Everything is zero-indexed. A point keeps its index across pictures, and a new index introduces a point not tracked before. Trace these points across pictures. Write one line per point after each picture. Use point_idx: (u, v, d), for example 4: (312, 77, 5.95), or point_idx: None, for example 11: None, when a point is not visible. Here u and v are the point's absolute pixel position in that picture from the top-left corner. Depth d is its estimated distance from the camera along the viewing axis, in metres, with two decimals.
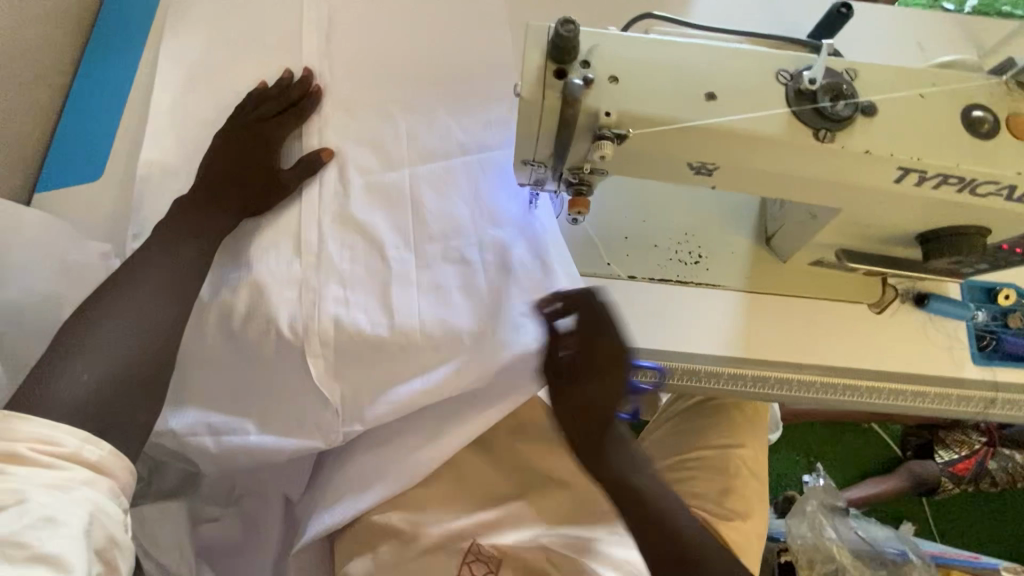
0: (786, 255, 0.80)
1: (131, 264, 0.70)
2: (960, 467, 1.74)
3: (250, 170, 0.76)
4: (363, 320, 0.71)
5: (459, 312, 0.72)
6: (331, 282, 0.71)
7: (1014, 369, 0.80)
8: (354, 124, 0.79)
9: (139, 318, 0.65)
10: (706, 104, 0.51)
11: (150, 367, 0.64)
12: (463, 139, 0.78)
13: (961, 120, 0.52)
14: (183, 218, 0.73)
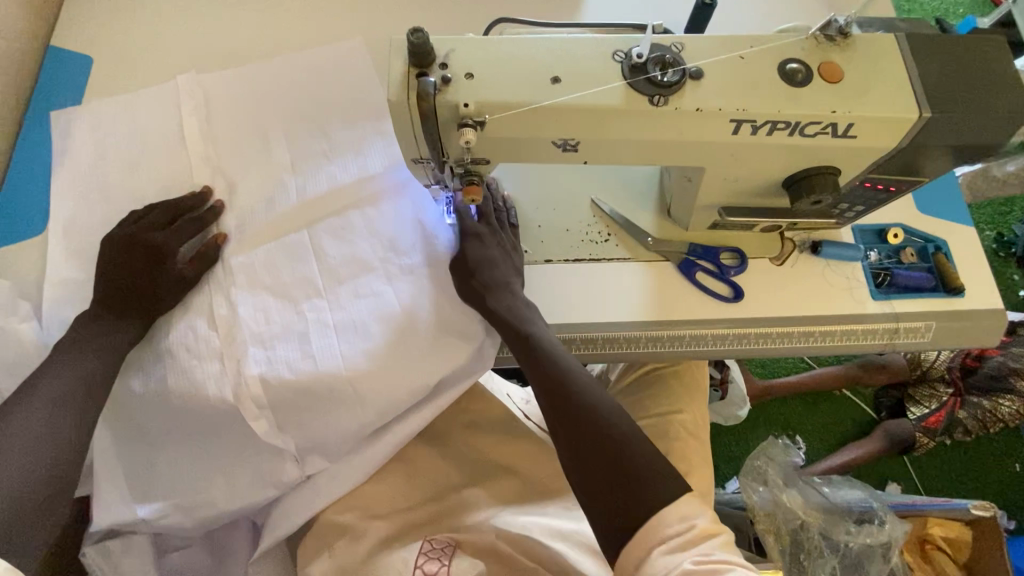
0: (685, 224, 0.85)
1: (37, 381, 0.70)
2: (932, 420, 1.75)
3: (150, 276, 0.76)
4: (290, 369, 0.75)
5: (379, 341, 0.77)
6: (252, 345, 0.75)
7: (910, 299, 0.86)
8: (254, 179, 0.86)
9: (43, 435, 0.65)
10: (552, 86, 0.58)
11: (52, 483, 0.64)
12: (351, 182, 0.85)
13: (780, 74, 0.60)
14: (91, 333, 0.74)
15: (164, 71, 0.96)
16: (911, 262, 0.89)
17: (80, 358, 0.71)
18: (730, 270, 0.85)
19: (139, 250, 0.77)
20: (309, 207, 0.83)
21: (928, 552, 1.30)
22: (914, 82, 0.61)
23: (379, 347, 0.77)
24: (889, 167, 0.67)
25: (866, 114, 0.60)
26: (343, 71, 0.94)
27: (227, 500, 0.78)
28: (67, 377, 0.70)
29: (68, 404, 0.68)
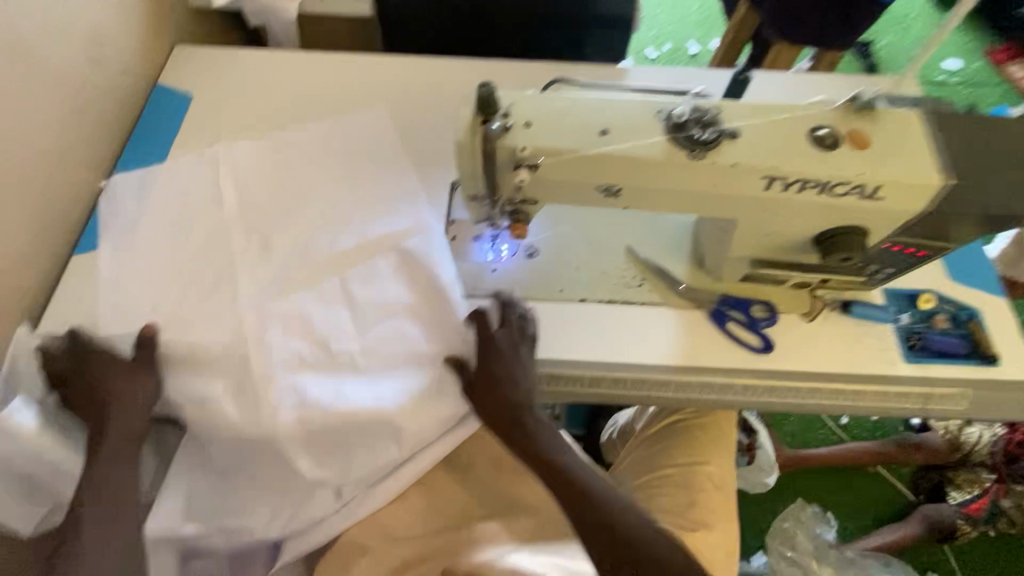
0: (717, 275, 0.88)
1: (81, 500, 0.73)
2: (974, 507, 1.64)
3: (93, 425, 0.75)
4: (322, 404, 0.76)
5: (405, 384, 0.79)
6: (285, 391, 0.76)
7: (944, 365, 0.86)
8: (287, 233, 0.88)
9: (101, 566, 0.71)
10: (600, 138, 0.65)
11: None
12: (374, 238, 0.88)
13: (810, 138, 0.66)
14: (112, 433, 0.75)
15: (251, 110, 1.08)
16: (943, 327, 0.89)
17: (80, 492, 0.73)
18: (760, 322, 0.88)
19: (105, 378, 0.75)
20: (339, 257, 0.86)
21: None
22: (937, 153, 0.66)
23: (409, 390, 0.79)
24: (915, 231, 0.71)
25: (892, 178, 0.65)
26: (410, 126, 1.06)
27: (267, 515, 0.80)
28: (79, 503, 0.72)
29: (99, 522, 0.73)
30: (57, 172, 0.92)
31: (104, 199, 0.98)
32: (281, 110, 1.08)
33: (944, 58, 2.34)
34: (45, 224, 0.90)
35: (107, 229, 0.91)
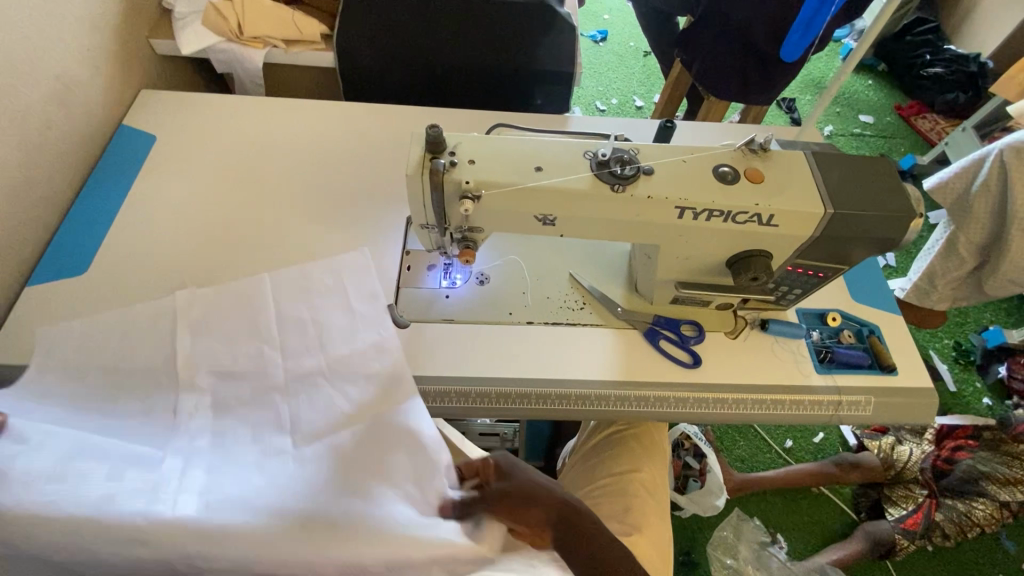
0: (650, 298, 0.98)
1: None
2: (911, 522, 1.72)
3: None
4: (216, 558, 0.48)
5: (300, 497, 0.51)
6: (134, 472, 0.50)
7: (850, 375, 0.97)
8: (223, 329, 0.71)
9: None
10: (535, 173, 0.74)
11: None
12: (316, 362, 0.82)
13: (714, 174, 0.77)
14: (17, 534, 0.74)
15: (215, 150, 1.14)
16: (849, 342, 1.01)
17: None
18: (689, 339, 0.96)
19: None
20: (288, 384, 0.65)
21: None
22: (820, 187, 0.78)
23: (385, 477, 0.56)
24: (810, 253, 0.82)
25: (783, 208, 0.76)
26: (370, 166, 1.13)
27: None
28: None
29: None
30: (17, 205, 0.94)
31: (59, 233, 1.00)
32: (246, 150, 1.14)
33: (858, 114, 2.63)
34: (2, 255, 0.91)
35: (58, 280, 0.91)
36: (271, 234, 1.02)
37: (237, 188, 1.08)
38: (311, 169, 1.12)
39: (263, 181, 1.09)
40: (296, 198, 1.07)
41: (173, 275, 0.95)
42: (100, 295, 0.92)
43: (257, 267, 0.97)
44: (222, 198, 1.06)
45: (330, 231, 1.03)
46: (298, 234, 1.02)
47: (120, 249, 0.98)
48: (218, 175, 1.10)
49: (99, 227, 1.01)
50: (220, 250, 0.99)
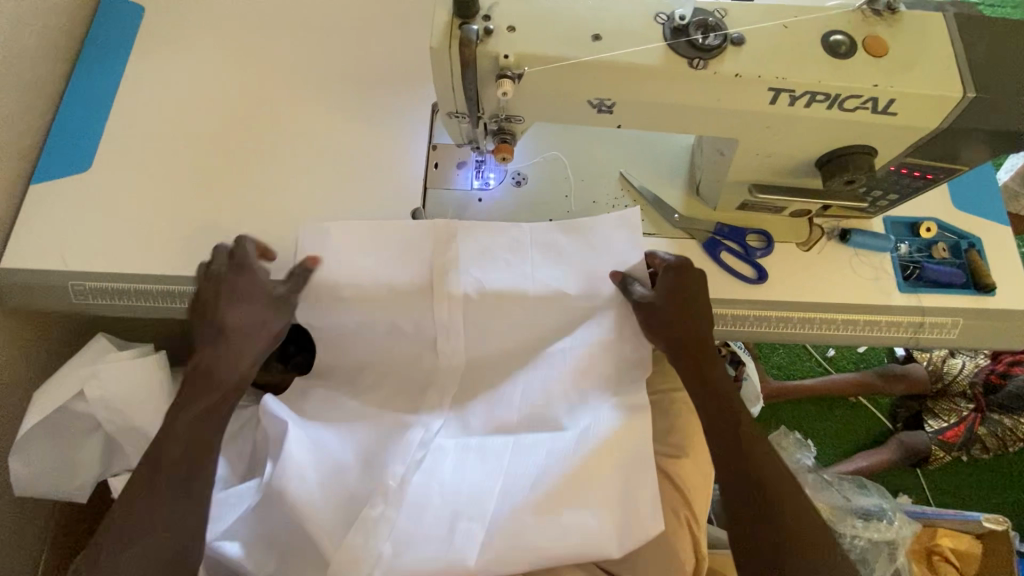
0: (713, 203, 0.85)
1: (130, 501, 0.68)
2: (951, 434, 1.57)
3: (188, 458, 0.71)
4: (411, 562, 0.72)
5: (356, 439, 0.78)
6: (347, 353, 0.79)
7: (939, 294, 0.84)
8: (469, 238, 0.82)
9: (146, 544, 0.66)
10: (592, 44, 0.59)
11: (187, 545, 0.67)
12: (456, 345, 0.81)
13: (823, 45, 0.60)
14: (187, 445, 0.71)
15: (210, 19, 0.97)
16: (941, 257, 0.87)
17: (145, 507, 0.67)
18: (756, 252, 0.85)
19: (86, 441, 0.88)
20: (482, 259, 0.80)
21: (935, 564, 1.24)
22: (960, 62, 0.61)
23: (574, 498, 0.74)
24: (926, 151, 0.66)
25: (909, 90, 0.60)
26: (386, 41, 0.96)
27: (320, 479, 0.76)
28: (157, 492, 0.68)
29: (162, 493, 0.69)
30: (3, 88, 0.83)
31: (55, 121, 0.89)
32: (245, 21, 0.97)
33: None
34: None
35: (79, 183, 0.85)
36: (283, 125, 0.89)
37: (241, 69, 0.93)
38: (320, 44, 0.96)
39: (269, 61, 0.94)
40: (308, 81, 0.93)
41: (183, 174, 0.86)
42: (111, 196, 0.84)
43: (272, 165, 0.87)
44: (226, 81, 0.92)
45: (347, 124, 0.90)
46: (314, 126, 0.89)
47: (123, 139, 0.88)
48: (217, 52, 0.95)
49: (99, 116, 0.90)
50: (230, 144, 0.88)
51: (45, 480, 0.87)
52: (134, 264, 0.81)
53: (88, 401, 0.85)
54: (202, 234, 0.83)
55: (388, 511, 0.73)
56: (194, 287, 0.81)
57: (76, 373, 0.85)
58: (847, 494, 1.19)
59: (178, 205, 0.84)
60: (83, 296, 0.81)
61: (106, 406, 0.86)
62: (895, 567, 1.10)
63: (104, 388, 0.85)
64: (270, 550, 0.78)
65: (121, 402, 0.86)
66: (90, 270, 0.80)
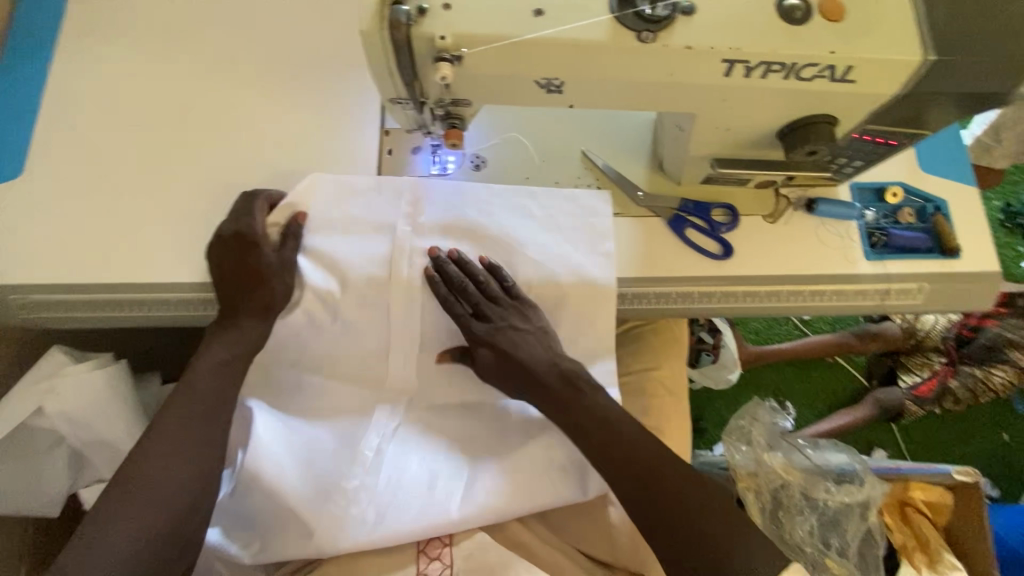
0: (677, 178, 0.82)
1: (106, 491, 0.64)
2: (923, 389, 1.59)
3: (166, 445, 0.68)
4: (394, 523, 0.72)
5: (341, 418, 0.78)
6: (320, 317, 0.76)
7: (905, 260, 0.84)
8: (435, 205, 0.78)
9: (132, 532, 0.62)
10: (534, 21, 0.55)
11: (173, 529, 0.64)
12: (422, 326, 0.77)
13: (778, 11, 0.57)
14: (173, 435, 0.68)
15: (139, 4, 0.91)
16: (908, 221, 0.86)
17: (163, 448, 0.67)
18: (721, 227, 0.83)
19: (51, 457, 0.85)
20: (456, 230, 0.78)
21: (908, 514, 1.28)
22: (920, 24, 0.58)
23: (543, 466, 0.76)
24: (888, 118, 0.64)
25: (867, 56, 0.57)
26: (330, 21, 0.91)
27: (295, 466, 0.74)
28: (171, 437, 0.68)
29: (156, 476, 0.65)
30: None
31: None
32: (176, 5, 0.91)
33: None
34: None
35: (9, 189, 0.80)
36: (226, 118, 0.84)
37: (177, 57, 0.87)
38: (260, 26, 0.90)
39: (206, 46, 0.88)
40: (250, 68, 0.87)
41: (123, 174, 0.81)
42: (46, 202, 0.79)
43: (217, 161, 0.82)
44: (162, 71, 0.87)
45: (294, 113, 0.85)
46: (259, 117, 0.85)
47: (54, 140, 0.82)
48: (149, 39, 0.88)
49: (26, 114, 0.83)
50: (171, 140, 0.83)
51: (13, 498, 0.84)
52: (77, 274, 0.77)
53: (47, 416, 0.82)
54: (147, 238, 0.78)
55: (367, 480, 0.74)
56: (145, 295, 0.78)
57: (32, 390, 0.81)
58: (822, 454, 1.21)
59: (120, 208, 0.80)
60: (26, 311, 0.77)
61: (69, 420, 0.83)
62: (868, 526, 1.14)
63: (64, 402, 0.82)
64: (254, 535, 0.75)
65: (85, 415, 0.83)
66: (30, 282, 0.76)
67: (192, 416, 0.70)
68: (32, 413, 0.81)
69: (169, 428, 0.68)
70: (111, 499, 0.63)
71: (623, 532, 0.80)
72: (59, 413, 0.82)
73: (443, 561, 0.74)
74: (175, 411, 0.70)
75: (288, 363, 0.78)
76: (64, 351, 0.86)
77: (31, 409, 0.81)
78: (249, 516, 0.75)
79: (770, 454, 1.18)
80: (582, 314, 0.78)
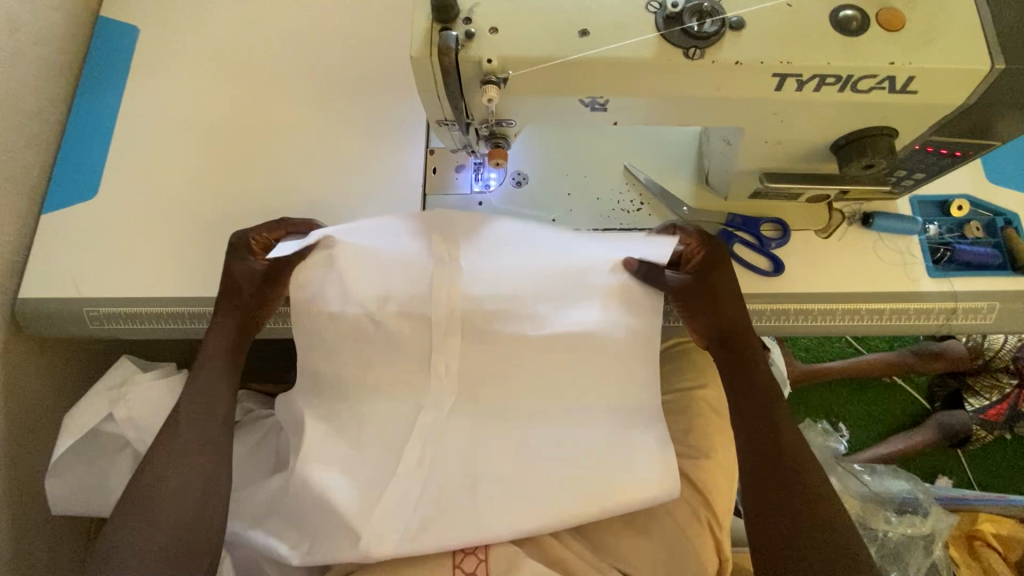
0: (724, 193, 0.81)
1: (121, 500, 0.68)
2: (993, 413, 1.41)
3: (173, 448, 0.71)
4: (440, 529, 0.71)
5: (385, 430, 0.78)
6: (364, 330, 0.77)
7: (973, 278, 0.79)
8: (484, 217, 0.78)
9: (145, 534, 0.65)
10: (579, 41, 0.56)
11: (188, 528, 0.67)
12: (464, 341, 0.78)
13: (832, 22, 0.55)
14: (181, 440, 0.71)
15: (203, 32, 0.96)
16: (976, 236, 0.81)
17: (172, 451, 0.70)
18: (771, 242, 0.80)
19: (115, 462, 0.89)
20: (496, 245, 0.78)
21: (977, 549, 1.17)
22: (988, 31, 0.55)
23: (590, 481, 0.73)
24: (955, 127, 0.61)
25: (929, 66, 0.55)
26: (377, 46, 0.94)
27: (349, 473, 0.76)
28: (176, 448, 0.70)
29: (164, 479, 0.68)
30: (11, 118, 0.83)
31: (61, 147, 0.89)
32: (236, 33, 0.96)
33: None
34: (12, 178, 0.83)
35: (88, 209, 0.86)
36: (280, 141, 0.88)
37: (238, 83, 0.93)
38: (313, 51, 0.94)
39: (262, 72, 0.93)
40: (303, 92, 0.92)
41: (187, 194, 0.86)
42: (120, 221, 0.85)
43: (271, 180, 0.86)
44: (224, 96, 0.92)
45: (343, 135, 0.88)
46: (311, 139, 0.88)
47: (128, 162, 0.88)
48: (212, 67, 0.94)
49: (101, 141, 0.89)
50: (231, 161, 0.88)
51: (78, 500, 0.88)
52: (146, 289, 0.81)
53: (116, 421, 0.87)
54: (208, 255, 0.83)
55: (413, 486, 0.74)
56: (202, 307, 0.81)
57: (105, 395, 0.87)
58: (878, 481, 1.15)
59: (184, 225, 0.84)
60: (98, 322, 0.82)
61: (134, 426, 0.87)
62: (932, 561, 1.07)
63: (131, 408, 0.87)
64: (304, 533, 0.75)
65: (147, 422, 0.87)
66: (103, 295, 0.81)
67: (195, 421, 0.73)
68: (106, 418, 0.87)
69: (172, 439, 0.71)
70: (125, 507, 0.67)
71: (673, 556, 0.77)
72: (127, 419, 0.87)
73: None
74: (178, 421, 0.73)
75: (332, 373, 0.79)
76: (133, 362, 0.92)
77: (105, 414, 0.87)
78: (303, 519, 0.76)
79: None
80: (628, 327, 0.77)
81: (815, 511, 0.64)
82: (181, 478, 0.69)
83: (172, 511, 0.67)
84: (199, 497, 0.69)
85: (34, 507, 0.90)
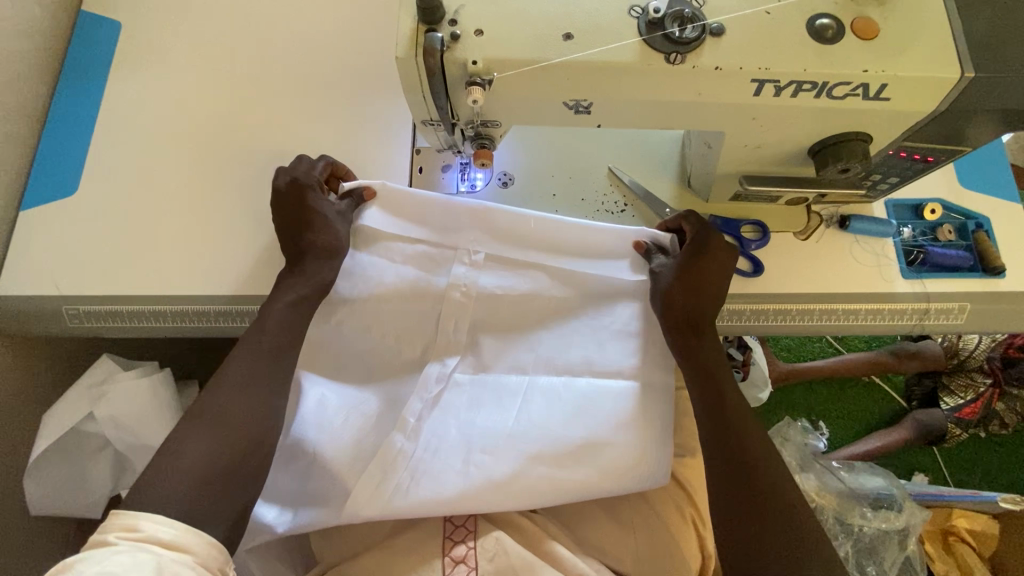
0: (706, 196, 0.82)
1: (193, 405, 0.66)
2: (967, 411, 1.43)
3: (250, 370, 0.68)
4: (431, 489, 0.71)
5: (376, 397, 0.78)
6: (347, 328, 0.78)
7: (944, 279, 0.81)
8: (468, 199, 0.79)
9: (210, 447, 0.62)
10: (564, 44, 0.57)
11: (250, 452, 0.64)
12: (454, 337, 0.79)
13: (808, 30, 0.57)
14: (257, 362, 0.69)
15: (186, 29, 0.95)
16: (948, 239, 0.83)
17: (245, 372, 0.68)
18: (751, 244, 0.82)
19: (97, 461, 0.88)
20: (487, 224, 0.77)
21: (951, 544, 1.20)
22: (957, 41, 0.57)
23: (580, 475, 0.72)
24: (925, 134, 0.63)
25: (901, 74, 0.57)
26: (364, 45, 0.94)
27: (341, 440, 0.74)
28: (248, 372, 0.68)
29: (239, 397, 0.66)
30: None
31: (39, 143, 0.88)
32: (220, 30, 0.95)
33: None
34: None
35: (69, 206, 0.85)
36: (266, 139, 0.88)
37: (222, 80, 0.92)
38: (299, 49, 0.94)
39: (248, 70, 0.93)
40: (289, 90, 0.91)
41: (172, 191, 0.85)
42: (102, 218, 0.84)
43: (256, 177, 0.86)
44: (207, 93, 0.91)
45: (330, 133, 0.88)
46: (297, 137, 0.88)
47: (110, 159, 0.87)
48: (197, 64, 0.93)
49: (82, 137, 0.88)
50: (215, 159, 0.87)
51: (59, 500, 0.87)
52: (129, 287, 0.81)
53: (97, 420, 0.85)
54: (192, 252, 0.82)
55: (407, 446, 0.73)
56: (184, 306, 0.81)
57: (87, 395, 0.86)
58: (857, 475, 1.18)
59: (167, 223, 0.84)
60: (77, 321, 0.81)
61: (115, 425, 0.86)
62: (906, 555, 1.10)
63: (112, 408, 0.86)
64: (295, 497, 0.75)
65: (128, 421, 0.86)
66: (84, 293, 0.80)
67: (274, 346, 0.71)
68: (85, 418, 0.86)
69: (248, 362, 0.69)
70: (195, 415, 0.64)
71: (656, 550, 0.78)
72: (109, 418, 0.86)
73: (469, 564, 0.73)
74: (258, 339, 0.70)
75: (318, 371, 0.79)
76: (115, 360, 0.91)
77: (85, 414, 0.86)
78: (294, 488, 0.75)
79: (803, 477, 1.17)
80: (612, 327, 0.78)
81: (778, 507, 0.65)
82: (253, 402, 0.67)
83: (241, 431, 0.64)
84: (269, 418, 0.67)
85: (12, 507, 0.89)
